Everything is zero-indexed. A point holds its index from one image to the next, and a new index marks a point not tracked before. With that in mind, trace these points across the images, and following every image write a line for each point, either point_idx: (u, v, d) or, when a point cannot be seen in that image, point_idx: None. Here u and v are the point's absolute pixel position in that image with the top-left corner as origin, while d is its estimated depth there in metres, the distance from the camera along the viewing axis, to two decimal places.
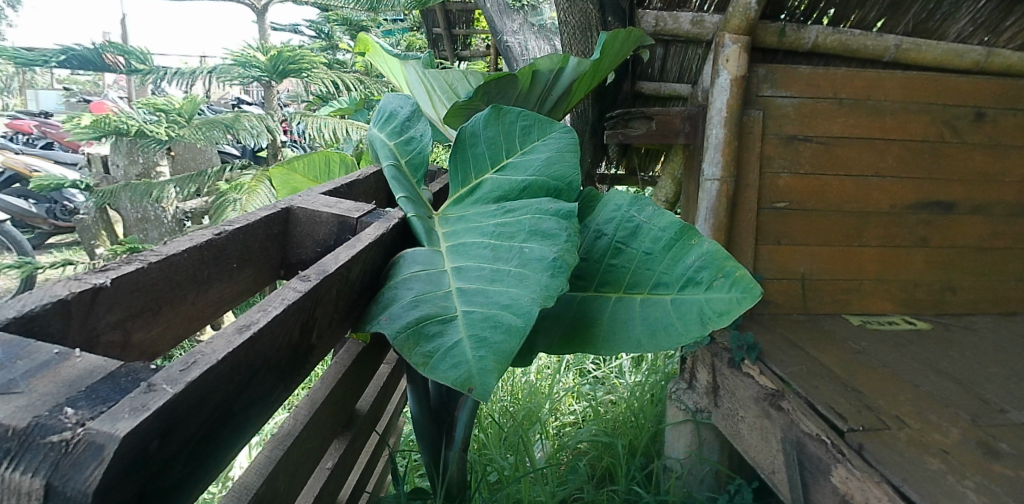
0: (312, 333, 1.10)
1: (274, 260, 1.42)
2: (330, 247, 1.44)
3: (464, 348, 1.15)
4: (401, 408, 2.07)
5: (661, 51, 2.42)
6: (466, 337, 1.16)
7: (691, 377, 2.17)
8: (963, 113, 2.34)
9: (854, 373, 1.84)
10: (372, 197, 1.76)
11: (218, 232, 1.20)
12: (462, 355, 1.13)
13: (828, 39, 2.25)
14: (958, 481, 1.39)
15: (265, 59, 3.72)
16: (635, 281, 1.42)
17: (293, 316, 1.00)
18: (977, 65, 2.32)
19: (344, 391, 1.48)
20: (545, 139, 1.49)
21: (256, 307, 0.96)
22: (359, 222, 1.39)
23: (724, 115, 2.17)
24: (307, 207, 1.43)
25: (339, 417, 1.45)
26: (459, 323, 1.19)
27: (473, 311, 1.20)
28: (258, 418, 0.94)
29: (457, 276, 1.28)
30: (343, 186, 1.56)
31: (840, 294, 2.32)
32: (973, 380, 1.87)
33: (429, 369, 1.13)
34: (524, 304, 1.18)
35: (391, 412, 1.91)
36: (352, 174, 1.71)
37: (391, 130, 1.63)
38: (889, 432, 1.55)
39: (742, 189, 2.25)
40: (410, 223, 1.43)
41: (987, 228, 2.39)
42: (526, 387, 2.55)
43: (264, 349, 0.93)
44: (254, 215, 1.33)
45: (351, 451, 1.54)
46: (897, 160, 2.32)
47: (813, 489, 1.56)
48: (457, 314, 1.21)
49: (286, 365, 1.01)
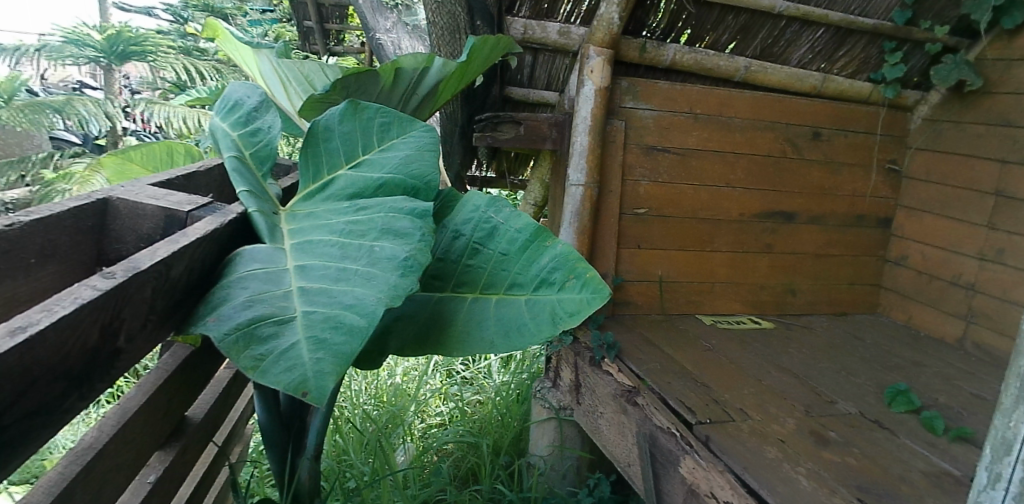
0: (120, 335, 0.89)
1: (88, 257, 1.17)
2: (155, 244, 1.16)
3: (302, 349, 0.94)
4: (247, 415, 1.94)
5: (530, 58, 2.47)
6: (304, 338, 0.96)
7: (556, 376, 2.24)
8: (801, 132, 2.61)
9: (707, 369, 2.01)
10: (219, 191, 1.63)
11: (9, 223, 1.00)
12: (299, 357, 0.93)
13: (684, 58, 2.41)
14: (792, 468, 1.54)
15: (99, 44, 4.69)
16: (491, 282, 1.21)
17: (89, 317, 0.82)
18: (816, 90, 2.60)
19: (172, 400, 1.26)
20: (403, 138, 1.26)
21: (39, 306, 0.78)
22: (190, 216, 1.15)
23: (588, 123, 2.25)
24: (129, 198, 1.16)
25: (169, 425, 1.25)
26: (297, 324, 0.98)
27: (314, 312, 0.99)
28: (41, 432, 0.77)
29: (300, 275, 1.06)
30: (188, 175, 1.44)
31: (694, 295, 2.54)
32: (804, 373, 2.11)
33: (259, 374, 0.91)
34: (367, 303, 0.99)
35: (232, 420, 1.78)
36: (195, 164, 1.55)
37: (234, 121, 1.34)
38: (733, 424, 1.68)
39: (605, 195, 2.36)
40: (253, 219, 1.19)
41: (824, 236, 2.71)
42: (391, 388, 2.55)
43: (49, 354, 0.76)
44: (60, 205, 1.09)
45: (184, 463, 1.34)
46: (745, 173, 2.55)
47: (663, 479, 1.66)
48: (295, 316, 0.99)
49: (83, 381, 0.83)
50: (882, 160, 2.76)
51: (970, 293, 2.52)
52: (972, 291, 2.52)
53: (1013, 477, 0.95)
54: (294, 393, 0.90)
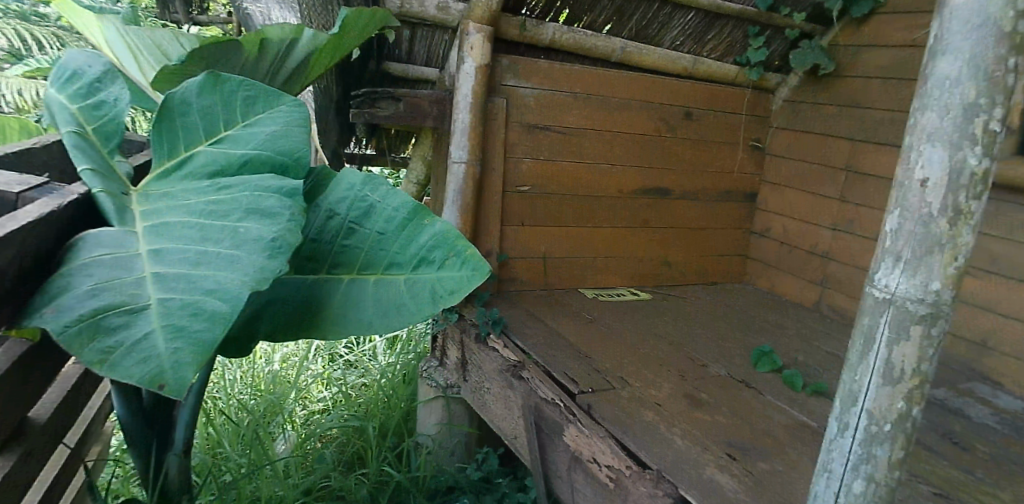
0: None
1: None
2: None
3: (156, 339, 0.90)
4: (105, 413, 1.81)
5: (408, 33, 2.42)
6: (158, 327, 0.91)
7: (442, 354, 2.24)
8: (674, 112, 2.72)
9: (589, 340, 2.08)
10: (60, 170, 1.49)
11: None
12: (153, 347, 0.89)
13: (563, 36, 2.44)
14: (668, 429, 1.62)
15: None
16: (369, 262, 1.19)
17: None
18: (687, 71, 2.71)
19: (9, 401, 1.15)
20: (270, 113, 1.21)
21: None
22: (20, 197, 1.05)
23: (470, 100, 2.23)
24: None
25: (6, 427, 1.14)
26: (151, 312, 0.93)
27: (171, 298, 0.94)
28: None
29: (154, 260, 0.99)
30: (18, 151, 1.31)
31: (577, 270, 2.62)
32: (678, 340, 2.23)
33: (109, 368, 0.88)
34: (230, 289, 0.95)
35: (86, 420, 1.65)
36: (29, 140, 1.41)
37: (73, 93, 1.22)
38: (614, 392, 1.76)
39: (487, 173, 2.36)
40: (98, 200, 1.09)
41: (696, 211, 2.86)
42: (268, 376, 2.48)
43: None
44: None
45: (30, 468, 1.23)
46: (623, 151, 2.63)
47: (548, 448, 1.72)
48: (149, 304, 0.93)
49: None
50: (747, 139, 2.94)
51: (823, 260, 2.76)
52: (826, 258, 2.75)
53: (858, 425, 1.03)
54: (148, 385, 0.87)
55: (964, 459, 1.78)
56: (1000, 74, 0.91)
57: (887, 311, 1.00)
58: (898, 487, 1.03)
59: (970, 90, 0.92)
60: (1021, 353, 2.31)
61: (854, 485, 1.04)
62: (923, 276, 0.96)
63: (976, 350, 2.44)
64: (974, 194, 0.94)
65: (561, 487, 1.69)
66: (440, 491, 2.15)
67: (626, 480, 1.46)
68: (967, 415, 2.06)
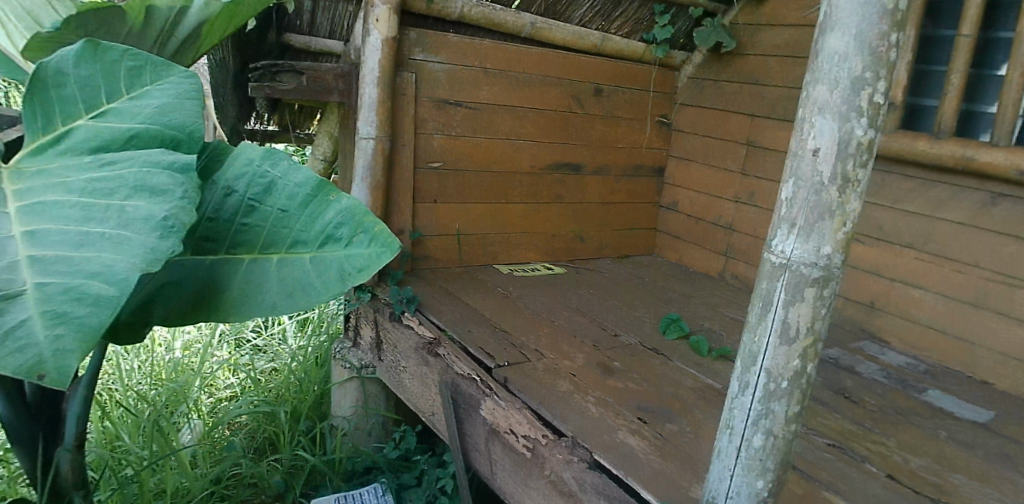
0: None
1: None
2: None
3: (33, 326, 0.84)
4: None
5: (309, 4, 2.35)
6: (36, 313, 0.85)
7: (355, 335, 2.21)
8: (584, 88, 2.75)
9: (504, 314, 2.09)
10: None
11: None
12: (30, 336, 0.83)
13: (473, 11, 2.40)
14: (583, 398, 1.66)
15: None
16: (271, 240, 1.15)
17: None
18: (596, 48, 2.74)
19: None
20: (159, 85, 1.15)
21: None
22: None
23: (377, 75, 2.18)
24: None
25: None
26: (27, 298, 0.86)
27: (50, 283, 0.88)
28: None
29: (29, 242, 0.92)
30: None
31: (491, 247, 2.63)
32: (592, 312, 2.28)
33: None
34: (117, 271, 0.90)
35: None
36: None
37: None
38: (530, 364, 1.78)
39: (397, 150, 2.32)
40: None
41: (607, 185, 2.92)
42: (169, 364, 2.37)
43: None
44: None
45: None
46: (536, 127, 2.64)
47: (465, 422, 1.73)
48: (24, 290, 0.87)
49: None
50: (654, 115, 3.02)
51: (726, 231, 2.88)
52: (729, 230, 2.87)
53: (757, 383, 1.08)
54: (26, 376, 0.81)
55: (855, 412, 1.92)
56: (883, 50, 0.97)
57: (782, 275, 1.05)
58: (793, 439, 1.09)
59: (856, 64, 0.98)
60: (903, 313, 2.50)
61: (754, 440, 1.09)
62: (815, 241, 1.02)
63: (865, 311, 2.62)
64: (860, 163, 1.00)
65: (478, 460, 1.71)
66: (356, 473, 2.16)
67: (542, 448, 1.50)
68: (856, 371, 2.22)
